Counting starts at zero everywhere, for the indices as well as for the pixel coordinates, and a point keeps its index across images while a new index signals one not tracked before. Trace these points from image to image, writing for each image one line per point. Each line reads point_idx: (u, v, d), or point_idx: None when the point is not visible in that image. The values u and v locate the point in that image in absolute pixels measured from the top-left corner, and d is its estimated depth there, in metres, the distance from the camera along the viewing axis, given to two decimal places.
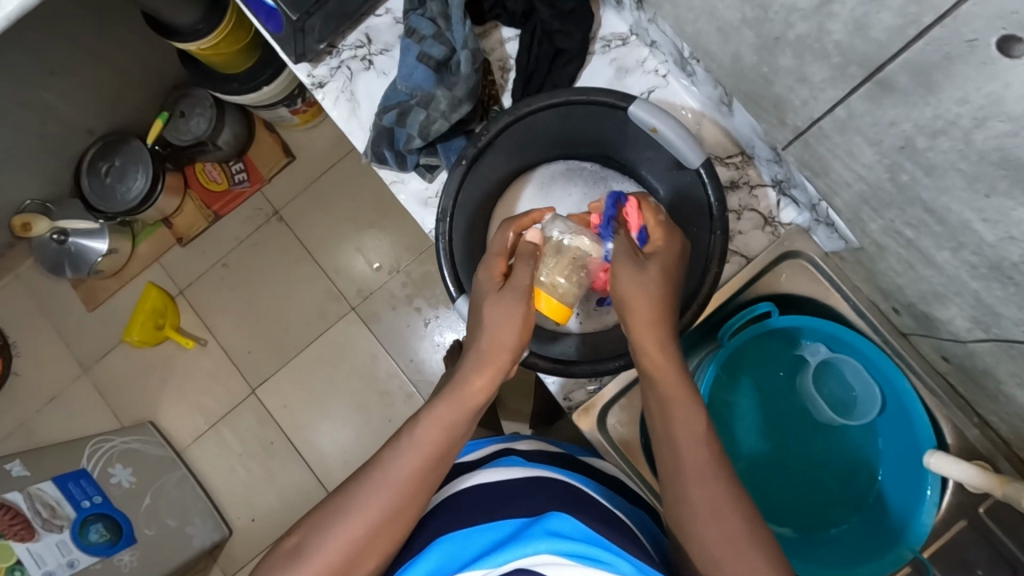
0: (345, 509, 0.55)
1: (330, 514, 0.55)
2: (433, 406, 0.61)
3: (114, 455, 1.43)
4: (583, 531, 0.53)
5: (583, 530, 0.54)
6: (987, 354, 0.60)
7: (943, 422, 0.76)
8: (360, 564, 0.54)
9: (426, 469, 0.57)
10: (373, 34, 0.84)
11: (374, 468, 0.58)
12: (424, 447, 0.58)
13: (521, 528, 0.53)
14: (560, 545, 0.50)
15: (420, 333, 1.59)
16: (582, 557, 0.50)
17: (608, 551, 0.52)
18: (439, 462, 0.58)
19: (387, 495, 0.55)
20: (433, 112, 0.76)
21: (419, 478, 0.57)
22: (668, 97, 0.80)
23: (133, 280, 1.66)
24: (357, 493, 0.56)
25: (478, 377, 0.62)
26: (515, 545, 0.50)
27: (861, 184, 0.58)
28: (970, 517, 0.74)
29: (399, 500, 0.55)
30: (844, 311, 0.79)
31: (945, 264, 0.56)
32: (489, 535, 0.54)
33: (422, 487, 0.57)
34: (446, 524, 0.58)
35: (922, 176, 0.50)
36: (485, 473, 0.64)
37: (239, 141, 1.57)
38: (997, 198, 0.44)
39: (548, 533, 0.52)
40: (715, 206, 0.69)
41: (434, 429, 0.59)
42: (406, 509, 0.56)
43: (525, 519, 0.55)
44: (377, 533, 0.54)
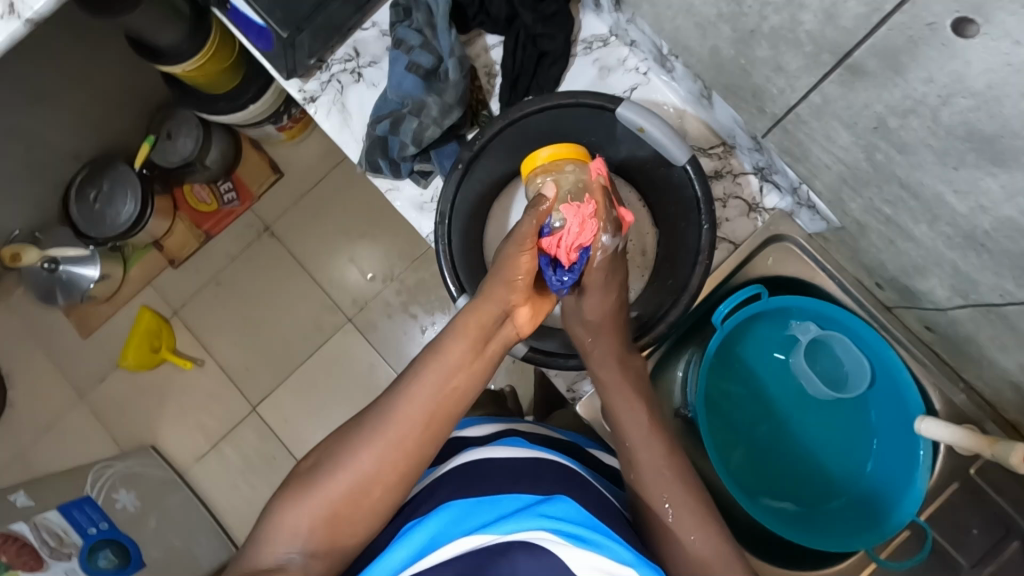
0: (356, 441, 0.57)
1: (342, 445, 0.58)
2: (448, 342, 0.60)
3: (116, 481, 1.45)
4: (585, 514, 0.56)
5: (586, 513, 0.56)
6: (967, 320, 0.64)
7: (930, 389, 0.79)
8: (368, 492, 0.56)
9: (440, 403, 0.58)
10: (360, 46, 0.86)
11: (386, 399, 0.59)
12: (438, 382, 0.58)
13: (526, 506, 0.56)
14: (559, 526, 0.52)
15: (417, 339, 1.60)
16: (584, 538, 0.52)
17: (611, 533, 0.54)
18: (455, 396, 0.59)
19: (400, 426, 0.57)
20: (425, 119, 0.78)
21: (433, 418, 0.58)
22: (650, 93, 0.83)
23: (126, 303, 1.67)
24: (369, 427, 0.57)
25: (486, 305, 0.63)
26: (528, 515, 0.53)
27: (838, 165, 0.62)
28: (962, 480, 0.77)
29: (411, 434, 0.57)
30: (830, 289, 0.81)
31: (921, 236, 0.59)
32: (497, 506, 0.57)
33: (435, 423, 0.58)
34: (455, 490, 0.59)
35: (894, 153, 0.53)
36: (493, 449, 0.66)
37: (226, 161, 1.58)
38: (965, 169, 0.47)
39: (556, 511, 0.54)
40: (703, 200, 0.70)
41: (449, 368, 0.59)
42: (417, 445, 0.57)
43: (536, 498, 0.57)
44: (383, 466, 0.56)
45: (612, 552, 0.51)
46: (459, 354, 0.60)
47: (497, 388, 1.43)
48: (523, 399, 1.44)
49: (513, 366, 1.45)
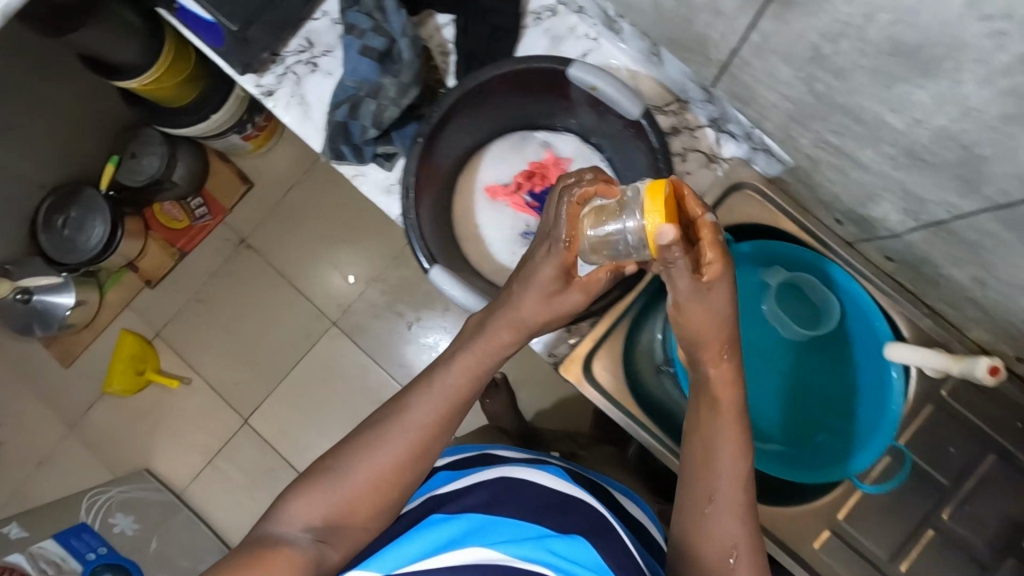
0: (368, 443, 0.60)
1: (358, 445, 0.60)
2: (461, 354, 0.64)
3: (113, 505, 1.48)
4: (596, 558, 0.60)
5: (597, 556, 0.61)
6: (923, 242, 0.66)
7: (898, 318, 0.81)
8: (382, 493, 0.59)
9: (447, 413, 0.62)
10: (313, 37, 0.87)
11: (397, 408, 0.62)
12: (449, 392, 0.62)
13: (546, 536, 0.61)
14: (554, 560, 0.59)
15: (405, 336, 1.60)
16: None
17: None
18: (459, 407, 0.63)
19: (412, 432, 0.60)
20: (383, 100, 0.79)
21: (443, 425, 0.62)
22: (601, 57, 0.84)
23: (107, 329, 1.65)
24: (382, 432, 0.60)
25: (507, 327, 0.63)
26: (539, 550, 0.59)
27: (784, 103, 0.64)
28: (936, 401, 0.80)
29: (422, 440, 0.60)
30: (793, 232, 0.83)
31: (870, 162, 0.61)
32: (520, 528, 0.62)
33: (444, 429, 0.62)
34: (482, 501, 0.65)
35: (834, 81, 0.55)
36: (527, 469, 0.71)
37: (194, 176, 1.57)
38: (897, 86, 0.49)
39: (565, 550, 0.59)
40: (660, 151, 0.71)
41: (460, 378, 0.63)
42: (426, 450, 0.61)
43: (553, 529, 0.62)
44: (397, 470, 0.59)
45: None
46: (466, 368, 0.63)
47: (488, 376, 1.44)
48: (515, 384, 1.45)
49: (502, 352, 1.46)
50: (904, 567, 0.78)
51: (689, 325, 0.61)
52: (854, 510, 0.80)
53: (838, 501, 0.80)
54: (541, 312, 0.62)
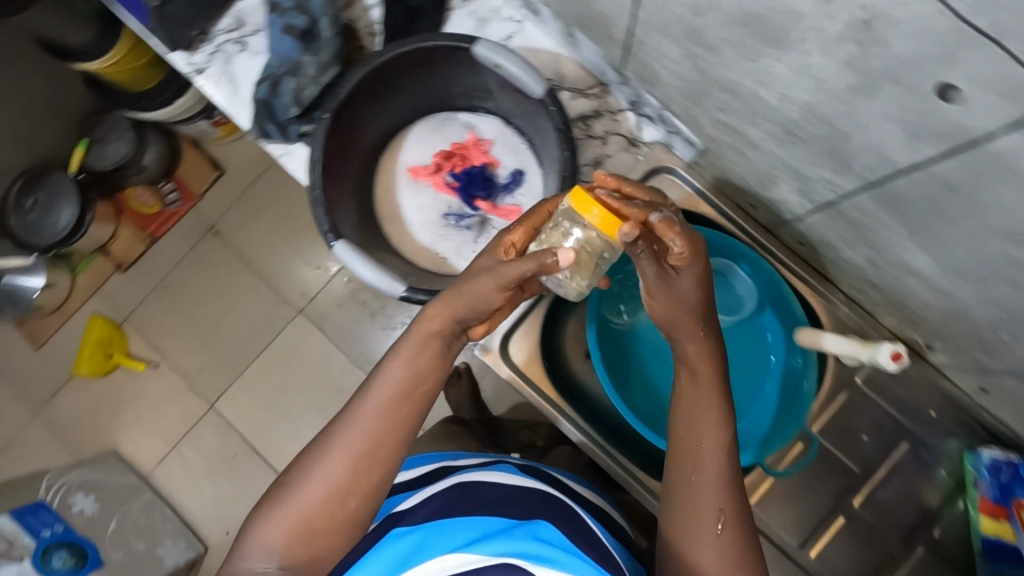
0: (320, 455, 0.61)
1: (311, 459, 0.62)
2: (401, 347, 0.64)
3: (72, 485, 1.49)
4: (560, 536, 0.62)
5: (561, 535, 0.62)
6: (821, 224, 0.66)
7: (818, 307, 0.81)
8: (341, 504, 0.60)
9: (390, 408, 0.62)
10: (243, 17, 0.88)
11: (343, 419, 0.63)
12: (390, 386, 0.62)
13: (510, 527, 0.61)
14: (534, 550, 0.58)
15: (369, 325, 1.62)
16: (556, 559, 0.58)
17: (579, 552, 0.60)
18: (404, 399, 0.62)
19: (358, 438, 0.61)
20: (303, 79, 0.80)
21: (389, 420, 0.62)
22: (525, 40, 0.83)
23: (76, 313, 1.68)
24: (331, 443, 0.61)
25: (435, 310, 0.64)
26: (511, 538, 0.59)
27: (681, 82, 0.64)
28: (851, 388, 0.79)
29: (373, 441, 0.61)
30: (714, 217, 0.82)
31: (759, 141, 0.61)
32: (484, 525, 0.62)
33: (390, 425, 0.62)
34: (440, 507, 0.65)
35: (709, 57, 0.54)
36: (482, 470, 0.72)
37: (164, 160, 1.58)
38: (759, 60, 0.49)
39: (536, 535, 0.60)
40: (563, 130, 0.71)
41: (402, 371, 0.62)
42: (377, 450, 0.61)
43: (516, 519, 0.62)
44: (350, 476, 0.60)
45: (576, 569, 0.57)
46: (410, 360, 0.63)
47: None
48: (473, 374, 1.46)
49: None
50: (814, 554, 0.78)
51: (658, 315, 0.60)
52: (767, 497, 0.78)
53: (748, 487, 0.78)
54: (486, 297, 0.62)
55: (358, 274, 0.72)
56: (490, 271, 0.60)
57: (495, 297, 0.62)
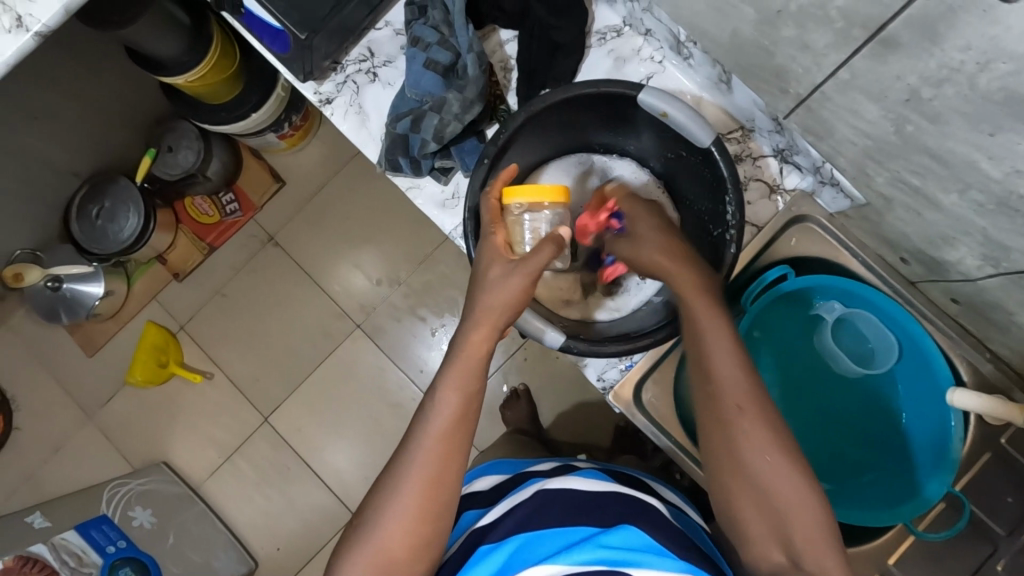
0: (391, 488, 0.59)
1: (380, 494, 0.60)
2: (449, 370, 0.63)
3: (132, 498, 1.46)
4: (647, 540, 0.57)
5: (648, 540, 0.58)
6: (997, 288, 0.65)
7: (959, 362, 0.80)
8: (417, 532, 0.58)
9: (451, 430, 0.61)
10: (375, 47, 0.86)
11: (404, 449, 0.61)
12: (448, 409, 0.61)
13: (593, 535, 0.58)
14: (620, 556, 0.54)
15: (428, 342, 1.58)
16: (645, 562, 0.54)
17: (670, 555, 0.56)
18: (463, 420, 0.62)
19: (423, 462, 0.59)
20: (446, 115, 0.78)
21: (451, 440, 0.60)
22: (666, 82, 0.83)
23: (131, 321, 1.65)
24: (398, 472, 0.60)
25: (478, 333, 0.64)
26: (593, 546, 0.55)
27: (865, 140, 0.62)
28: (993, 449, 0.78)
29: (438, 464, 0.59)
30: (853, 268, 0.82)
31: (951, 206, 0.60)
32: (565, 537, 0.58)
33: (454, 446, 0.60)
34: (523, 518, 0.61)
35: (927, 124, 0.53)
36: (559, 478, 0.67)
37: (227, 172, 1.55)
38: (1001, 135, 0.48)
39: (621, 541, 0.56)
40: (730, 180, 0.69)
41: (456, 393, 0.62)
42: (444, 471, 0.59)
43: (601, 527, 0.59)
44: (423, 503, 0.58)
45: (666, 569, 0.53)
46: (459, 382, 0.63)
47: (511, 388, 1.42)
48: (539, 396, 1.43)
49: (528, 363, 1.43)
50: None
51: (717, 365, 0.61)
52: (905, 556, 0.79)
53: (890, 545, 0.80)
54: (517, 297, 0.64)
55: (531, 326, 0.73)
56: (514, 271, 0.64)
57: (522, 296, 0.65)
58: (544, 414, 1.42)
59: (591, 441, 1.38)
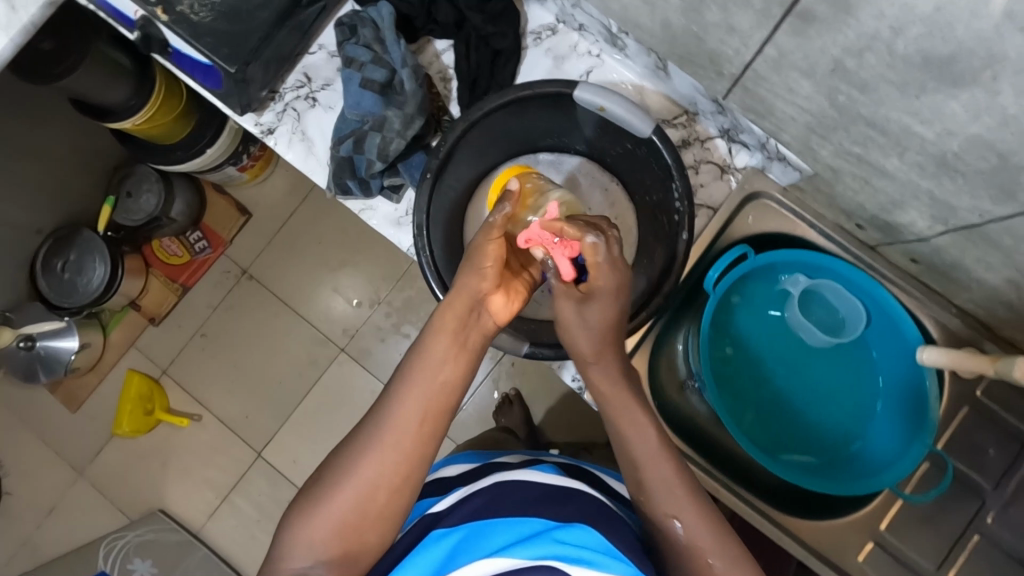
0: (357, 447, 0.59)
1: (341, 460, 0.59)
2: (421, 342, 0.64)
3: (130, 551, 1.48)
4: (604, 541, 0.56)
5: (604, 540, 0.56)
6: (951, 246, 0.65)
7: (927, 321, 0.80)
8: (374, 499, 0.58)
9: (418, 406, 0.60)
10: (311, 72, 0.85)
11: (373, 413, 0.61)
12: (418, 382, 0.61)
13: (548, 529, 0.56)
14: (575, 553, 0.53)
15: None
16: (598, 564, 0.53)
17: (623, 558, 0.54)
18: (429, 396, 0.61)
19: (388, 430, 0.59)
20: (388, 133, 0.77)
21: (421, 412, 0.60)
22: (605, 74, 0.83)
23: (112, 370, 1.62)
24: (362, 440, 0.59)
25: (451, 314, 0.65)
26: (547, 542, 0.54)
27: (803, 115, 0.62)
28: (971, 403, 0.78)
29: (401, 435, 0.59)
30: (813, 239, 0.81)
31: (895, 171, 0.60)
32: (521, 529, 0.57)
33: (423, 418, 0.60)
34: (477, 507, 0.61)
35: (858, 94, 0.53)
36: (521, 468, 0.67)
37: (192, 211, 1.54)
38: (927, 97, 0.48)
39: (574, 537, 0.55)
40: (675, 167, 0.68)
41: (423, 364, 0.62)
42: (407, 442, 0.59)
43: (557, 520, 0.58)
44: (383, 471, 0.58)
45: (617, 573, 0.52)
46: (431, 355, 0.63)
47: (502, 395, 1.41)
48: (530, 400, 1.42)
49: (516, 368, 1.42)
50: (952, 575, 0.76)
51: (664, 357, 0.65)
52: (896, 520, 0.78)
53: (879, 511, 0.79)
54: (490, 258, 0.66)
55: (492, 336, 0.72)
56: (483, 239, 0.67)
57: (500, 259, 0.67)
58: (537, 416, 1.41)
59: (587, 438, 1.37)
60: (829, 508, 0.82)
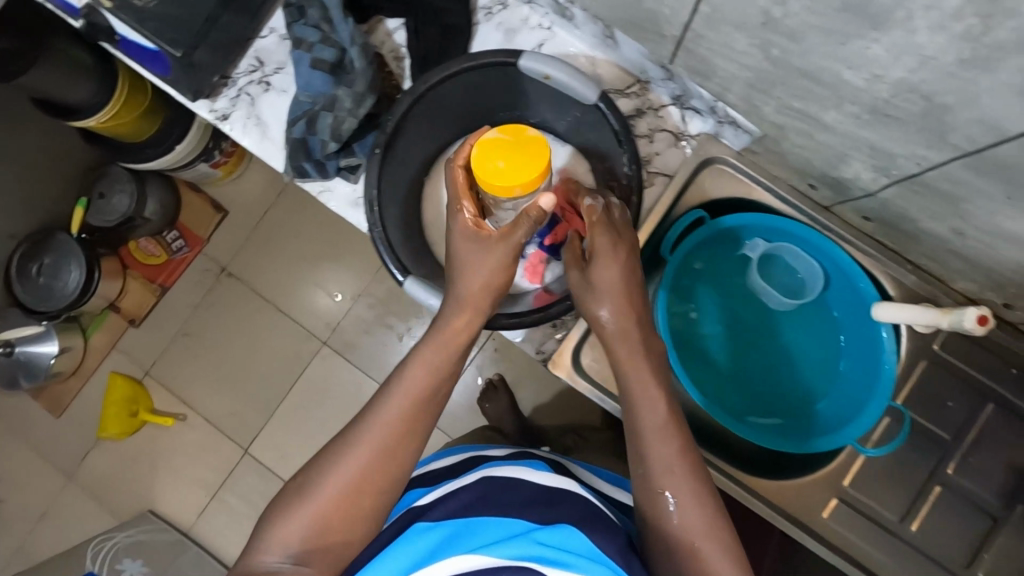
0: (341, 449, 0.60)
1: (329, 458, 0.60)
2: (420, 348, 0.64)
3: (120, 552, 1.48)
4: (587, 543, 0.56)
5: (589, 542, 0.56)
6: (896, 198, 0.66)
7: (885, 279, 0.80)
8: (359, 499, 0.58)
9: (411, 411, 0.61)
10: (263, 55, 0.85)
11: (366, 414, 0.61)
12: (413, 387, 0.62)
13: (531, 529, 0.56)
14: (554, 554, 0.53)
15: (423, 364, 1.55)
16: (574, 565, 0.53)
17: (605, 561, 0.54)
18: (423, 402, 0.62)
19: (379, 433, 0.60)
20: (339, 112, 0.77)
21: (412, 418, 0.61)
22: (557, 47, 0.83)
23: (94, 374, 1.61)
24: (352, 441, 0.60)
25: (461, 318, 0.65)
26: (526, 542, 0.54)
27: (743, 72, 0.63)
28: (929, 356, 0.79)
29: (390, 437, 0.60)
30: (769, 202, 0.82)
31: (834, 123, 0.61)
32: (504, 528, 0.57)
33: (414, 423, 0.61)
34: (464, 505, 0.61)
35: (789, 45, 0.54)
36: (513, 469, 0.67)
37: (167, 210, 1.53)
38: (851, 42, 0.48)
39: (554, 538, 0.55)
40: (620, 132, 0.69)
41: (418, 369, 0.62)
42: (396, 445, 0.60)
43: (541, 521, 0.58)
44: (370, 472, 0.58)
45: None
46: (428, 360, 0.63)
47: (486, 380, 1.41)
48: (514, 384, 1.42)
49: (499, 353, 1.42)
50: (916, 526, 0.77)
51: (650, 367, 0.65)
52: (860, 476, 0.79)
53: (843, 467, 0.80)
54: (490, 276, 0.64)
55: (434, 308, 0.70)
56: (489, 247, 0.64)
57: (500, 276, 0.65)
58: (521, 400, 1.41)
59: (571, 419, 1.38)
60: (802, 471, 0.82)
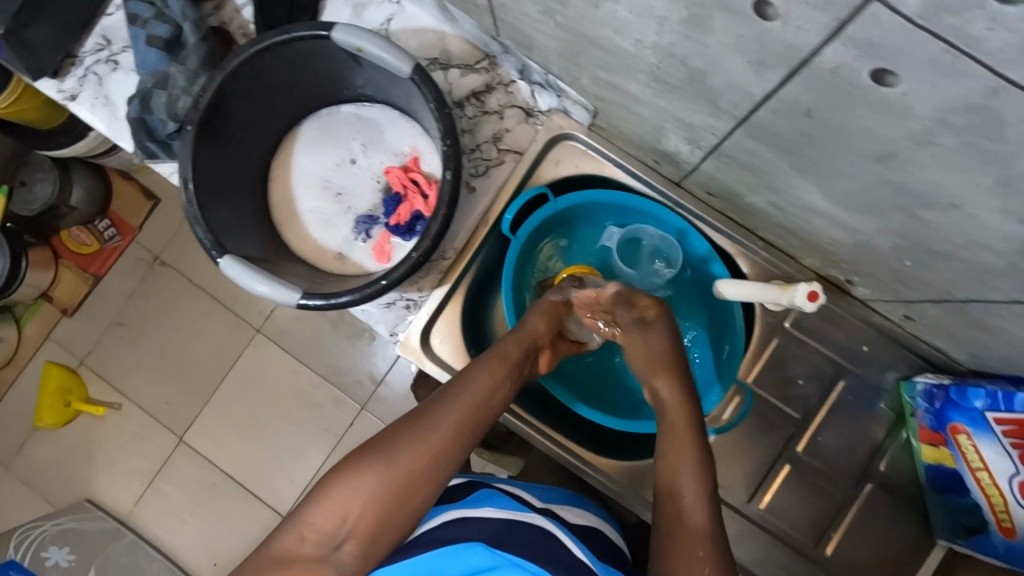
0: (346, 477, 0.55)
1: (370, 457, 0.56)
2: (480, 365, 0.64)
3: (47, 539, 1.27)
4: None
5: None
6: (715, 170, 0.64)
7: (738, 256, 0.79)
8: (403, 502, 0.55)
9: (466, 421, 0.60)
10: (110, 34, 0.83)
11: (417, 417, 0.59)
12: (472, 398, 0.61)
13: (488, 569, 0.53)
14: None
15: (368, 351, 1.37)
16: None
17: None
18: (476, 417, 0.61)
19: (433, 435, 0.58)
20: (173, 90, 0.75)
21: (468, 423, 0.60)
22: (407, 20, 0.80)
23: (30, 363, 1.45)
24: (400, 440, 0.57)
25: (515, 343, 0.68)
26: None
27: (550, 42, 0.61)
28: (781, 334, 0.78)
29: (444, 442, 0.58)
30: (621, 177, 0.80)
31: (638, 94, 0.59)
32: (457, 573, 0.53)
33: (468, 432, 0.60)
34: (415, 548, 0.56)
35: (562, 10, 0.52)
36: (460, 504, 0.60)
37: (96, 198, 1.37)
38: (603, 5, 0.47)
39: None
40: (435, 104, 0.66)
41: (480, 385, 0.63)
42: (451, 450, 0.58)
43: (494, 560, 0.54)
44: (416, 473, 0.56)
45: None
46: (489, 377, 0.64)
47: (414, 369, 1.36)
48: None
49: None
50: (763, 506, 0.77)
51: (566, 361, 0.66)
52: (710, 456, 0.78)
53: None
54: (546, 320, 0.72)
55: (259, 292, 0.67)
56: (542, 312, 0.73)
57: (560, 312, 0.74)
58: None
59: None
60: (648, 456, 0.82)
